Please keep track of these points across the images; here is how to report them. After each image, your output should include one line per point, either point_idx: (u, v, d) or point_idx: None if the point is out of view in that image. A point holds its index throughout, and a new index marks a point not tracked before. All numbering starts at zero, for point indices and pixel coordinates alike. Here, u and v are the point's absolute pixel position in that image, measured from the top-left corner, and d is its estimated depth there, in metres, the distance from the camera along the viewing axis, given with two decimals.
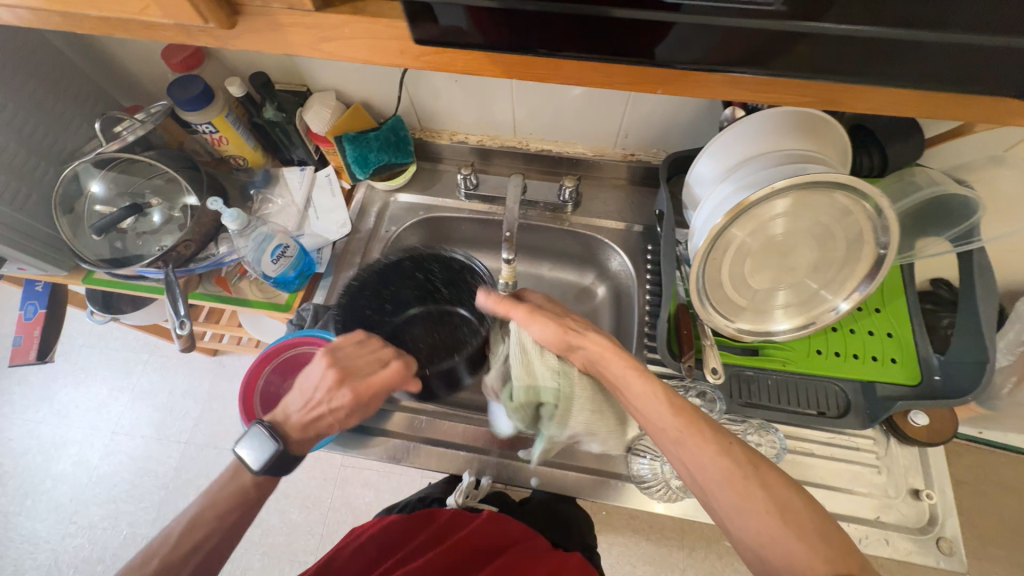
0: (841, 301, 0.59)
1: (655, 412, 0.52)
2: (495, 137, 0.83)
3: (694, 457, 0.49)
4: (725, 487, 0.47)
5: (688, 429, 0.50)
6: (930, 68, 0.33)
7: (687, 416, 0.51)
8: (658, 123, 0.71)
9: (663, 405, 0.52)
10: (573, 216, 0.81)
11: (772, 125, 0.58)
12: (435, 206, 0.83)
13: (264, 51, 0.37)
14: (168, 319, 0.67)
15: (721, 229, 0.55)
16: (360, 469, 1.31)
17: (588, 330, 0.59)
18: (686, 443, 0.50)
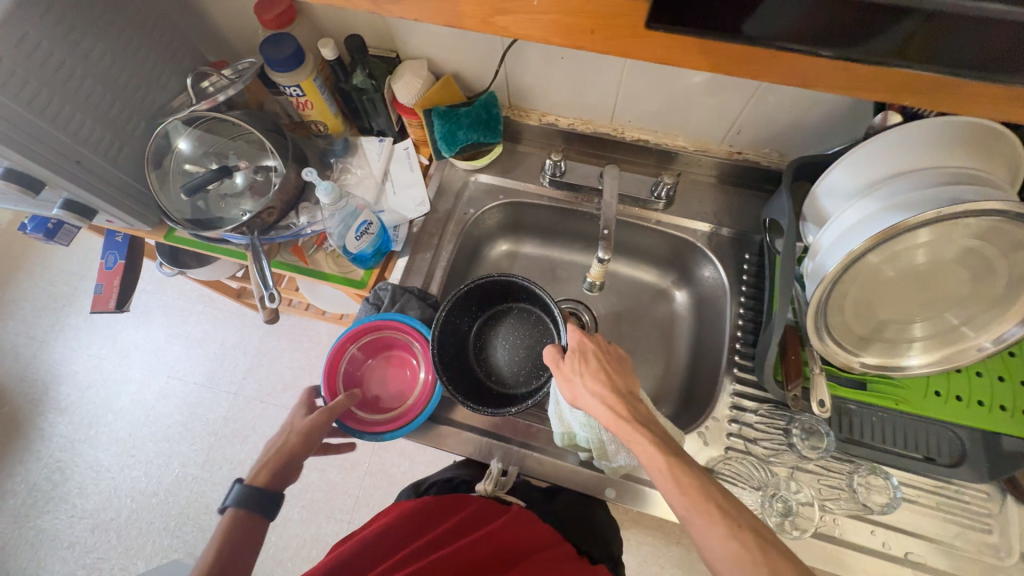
0: (985, 342, 0.52)
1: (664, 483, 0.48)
2: (588, 122, 0.77)
3: (702, 537, 0.45)
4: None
5: (696, 506, 0.46)
6: None
7: (699, 488, 0.47)
8: (780, 120, 0.64)
9: (669, 481, 0.48)
10: (663, 214, 0.76)
11: (935, 136, 0.50)
12: (515, 190, 0.79)
13: (428, 18, 0.33)
14: (256, 289, 0.67)
15: (859, 254, 0.49)
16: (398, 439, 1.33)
17: (594, 389, 0.56)
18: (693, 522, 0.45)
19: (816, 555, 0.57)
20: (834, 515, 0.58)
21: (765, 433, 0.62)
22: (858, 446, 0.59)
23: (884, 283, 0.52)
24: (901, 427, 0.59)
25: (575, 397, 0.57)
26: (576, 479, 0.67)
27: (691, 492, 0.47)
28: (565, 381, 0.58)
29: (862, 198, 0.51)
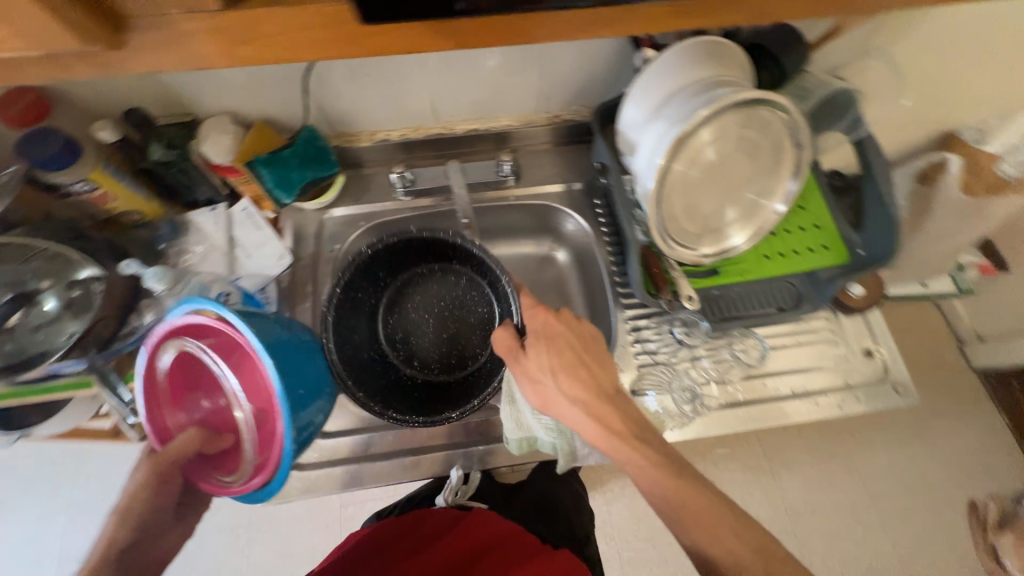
0: (778, 204, 0.65)
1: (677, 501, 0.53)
2: (417, 128, 0.79)
3: (688, 523, 0.53)
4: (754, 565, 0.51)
5: (683, 497, 0.53)
6: None
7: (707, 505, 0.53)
8: (574, 79, 0.73)
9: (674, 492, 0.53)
10: (516, 188, 0.81)
11: (685, 58, 0.61)
12: (375, 212, 0.79)
13: (178, 63, 0.38)
14: (114, 410, 0.65)
15: (664, 168, 0.58)
16: None
17: (575, 391, 0.58)
18: (679, 509, 0.53)
19: (732, 420, 0.67)
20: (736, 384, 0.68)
21: (665, 341, 0.70)
22: (731, 319, 0.69)
23: (694, 184, 0.62)
24: (753, 292, 0.71)
25: (536, 400, 0.59)
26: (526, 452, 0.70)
27: (703, 506, 0.53)
28: (535, 389, 0.59)
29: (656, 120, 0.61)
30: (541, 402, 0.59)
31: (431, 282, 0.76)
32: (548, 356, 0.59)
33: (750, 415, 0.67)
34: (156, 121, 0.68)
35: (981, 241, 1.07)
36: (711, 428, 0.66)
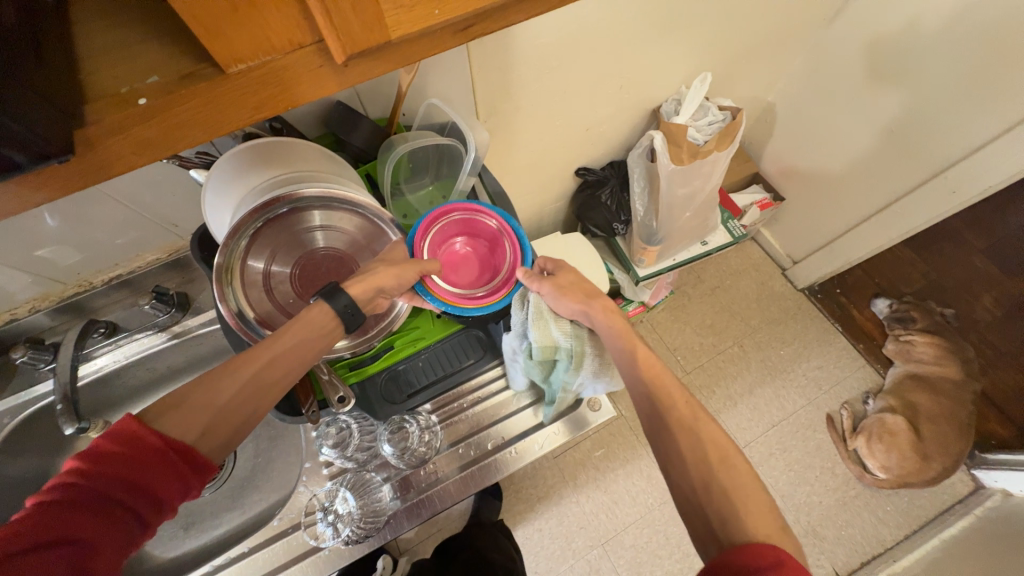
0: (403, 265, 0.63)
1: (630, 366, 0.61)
2: (46, 296, 0.72)
3: (686, 445, 0.54)
4: (668, 416, 0.56)
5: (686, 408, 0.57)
6: (331, 39, 0.28)
7: (653, 363, 0.61)
8: (180, 203, 0.69)
9: (630, 349, 0.62)
10: (190, 319, 0.77)
11: (234, 168, 0.57)
12: (19, 404, 0.70)
13: None
14: None
15: (233, 291, 0.56)
16: None
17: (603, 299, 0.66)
18: (683, 419, 0.56)
19: (433, 504, 0.67)
20: (452, 441, 0.70)
21: (350, 442, 0.68)
22: (417, 393, 0.68)
23: (290, 274, 0.60)
24: (437, 356, 0.69)
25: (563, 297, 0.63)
26: None
27: (686, 417, 0.56)
28: (565, 294, 0.63)
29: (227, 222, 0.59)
30: (562, 297, 0.63)
31: (465, 329, 0.69)
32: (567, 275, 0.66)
33: (458, 489, 0.68)
34: None
35: (710, 194, 1.16)
36: (409, 521, 0.65)
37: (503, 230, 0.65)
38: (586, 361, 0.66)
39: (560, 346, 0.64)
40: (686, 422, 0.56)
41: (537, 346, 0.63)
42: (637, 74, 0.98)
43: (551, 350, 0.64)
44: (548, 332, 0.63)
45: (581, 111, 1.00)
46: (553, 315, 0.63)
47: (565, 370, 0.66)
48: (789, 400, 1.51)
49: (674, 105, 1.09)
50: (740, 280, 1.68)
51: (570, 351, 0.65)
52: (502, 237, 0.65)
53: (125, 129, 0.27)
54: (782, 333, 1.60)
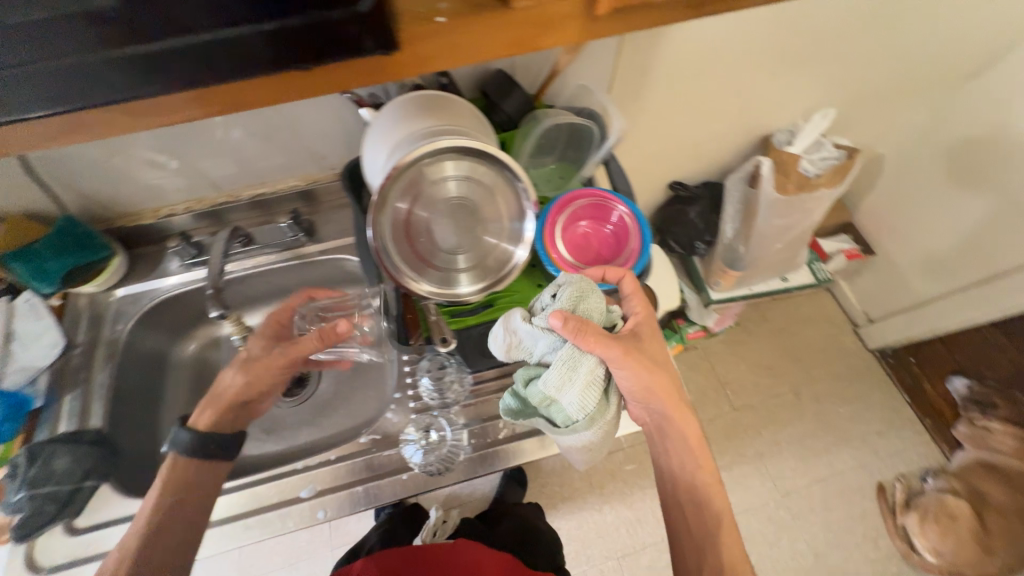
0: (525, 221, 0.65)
1: (680, 445, 0.67)
2: (201, 199, 0.81)
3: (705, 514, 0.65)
4: (696, 493, 0.66)
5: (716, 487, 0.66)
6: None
7: (698, 437, 0.68)
8: (337, 139, 0.76)
9: (685, 426, 0.66)
10: (312, 245, 0.83)
11: (401, 113, 0.63)
12: (166, 287, 0.79)
13: None
14: None
15: (381, 219, 0.60)
16: None
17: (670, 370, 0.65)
18: (711, 496, 0.66)
19: (508, 457, 0.69)
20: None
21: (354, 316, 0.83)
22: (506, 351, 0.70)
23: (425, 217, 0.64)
24: None
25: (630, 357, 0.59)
26: (345, 494, 0.66)
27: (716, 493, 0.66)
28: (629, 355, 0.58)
29: (381, 159, 0.64)
30: (624, 366, 0.58)
31: None
32: (646, 345, 0.62)
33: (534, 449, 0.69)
34: None
35: (806, 230, 1.14)
36: (484, 466, 0.68)
37: (629, 220, 0.66)
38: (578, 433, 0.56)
39: (561, 401, 0.54)
40: (711, 501, 0.65)
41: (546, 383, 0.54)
42: (760, 98, 0.98)
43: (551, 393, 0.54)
44: (562, 376, 0.53)
45: (696, 125, 1.01)
46: (585, 365, 0.54)
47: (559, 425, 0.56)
48: (840, 459, 1.44)
49: (788, 136, 1.08)
50: (808, 327, 1.63)
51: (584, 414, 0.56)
52: (629, 231, 0.66)
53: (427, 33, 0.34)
54: (843, 390, 1.54)
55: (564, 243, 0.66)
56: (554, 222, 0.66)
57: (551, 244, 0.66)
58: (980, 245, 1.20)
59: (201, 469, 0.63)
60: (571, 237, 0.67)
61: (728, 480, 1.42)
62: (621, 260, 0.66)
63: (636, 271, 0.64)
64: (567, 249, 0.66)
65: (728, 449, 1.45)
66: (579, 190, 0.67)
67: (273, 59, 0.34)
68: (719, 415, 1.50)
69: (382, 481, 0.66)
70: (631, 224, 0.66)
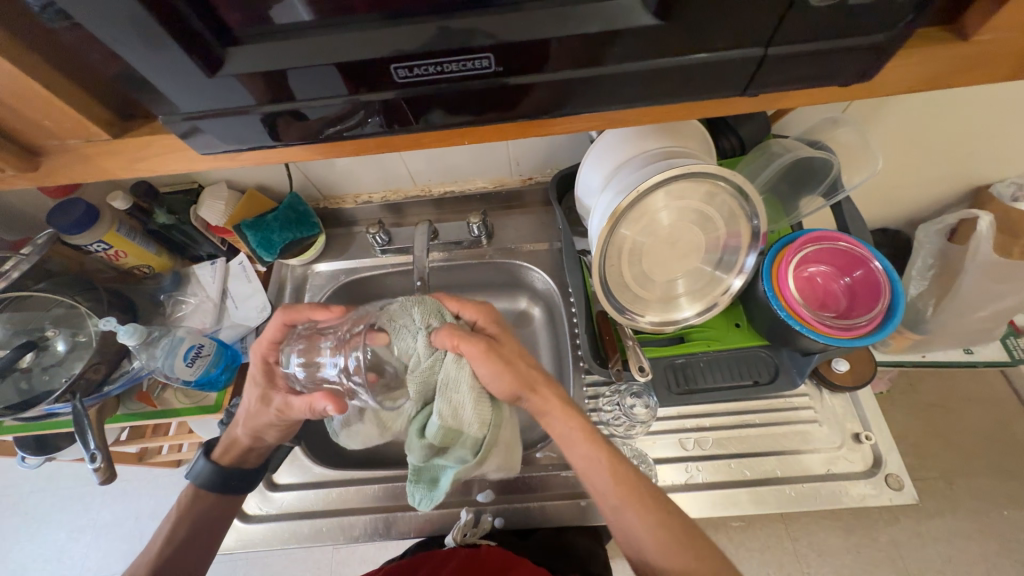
0: (747, 257, 0.61)
1: (567, 443, 0.57)
2: (397, 190, 0.85)
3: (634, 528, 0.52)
4: (615, 497, 0.54)
5: (627, 499, 0.53)
6: None
7: (587, 431, 0.57)
8: (541, 148, 0.76)
9: (564, 419, 0.57)
10: (490, 248, 0.84)
11: (632, 132, 0.62)
12: (355, 268, 0.85)
13: (168, 158, 0.42)
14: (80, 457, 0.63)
15: (608, 235, 0.57)
16: (356, 546, 1.13)
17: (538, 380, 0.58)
18: (624, 510, 0.53)
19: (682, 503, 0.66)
20: (725, 452, 0.65)
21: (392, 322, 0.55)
22: (696, 392, 0.65)
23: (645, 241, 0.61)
24: (724, 363, 0.66)
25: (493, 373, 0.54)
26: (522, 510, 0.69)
27: (630, 487, 0.54)
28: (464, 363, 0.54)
29: (601, 175, 0.63)
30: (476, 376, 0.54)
31: (762, 348, 0.66)
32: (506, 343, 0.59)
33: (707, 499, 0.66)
34: (165, 188, 0.78)
35: (1020, 302, 0.96)
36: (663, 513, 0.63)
37: (879, 281, 0.58)
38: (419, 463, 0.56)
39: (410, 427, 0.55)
40: (632, 496, 0.53)
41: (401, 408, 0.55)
42: (999, 145, 0.84)
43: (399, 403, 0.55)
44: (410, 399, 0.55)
45: (910, 167, 0.90)
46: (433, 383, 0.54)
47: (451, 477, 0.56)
48: (1000, 572, 1.22)
49: (1014, 189, 0.91)
50: (970, 409, 1.39)
51: (478, 442, 0.55)
52: (876, 291, 0.58)
53: (855, 73, 0.36)
54: (1013, 491, 1.29)
55: (792, 277, 0.60)
56: (790, 252, 0.61)
57: (777, 271, 0.60)
58: None
59: (208, 507, 0.64)
60: (799, 273, 0.62)
61: (852, 566, 1.24)
62: (852, 318, 0.58)
63: (869, 339, 0.56)
64: (793, 284, 0.60)
65: (857, 531, 1.27)
66: (831, 229, 0.60)
67: (702, 85, 0.36)
68: None
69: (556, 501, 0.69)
70: (879, 288, 0.58)
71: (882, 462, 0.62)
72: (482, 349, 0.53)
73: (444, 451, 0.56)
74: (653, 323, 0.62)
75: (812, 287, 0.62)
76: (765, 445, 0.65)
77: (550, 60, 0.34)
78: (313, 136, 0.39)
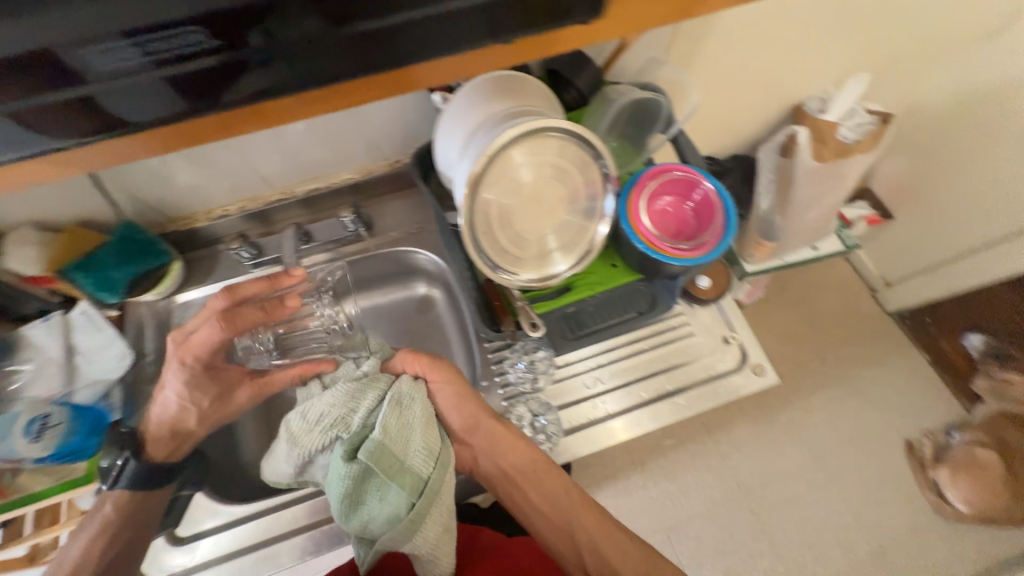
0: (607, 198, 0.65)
1: (528, 471, 0.65)
2: (254, 198, 0.78)
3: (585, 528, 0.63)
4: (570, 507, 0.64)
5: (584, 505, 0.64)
6: None
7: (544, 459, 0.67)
8: (397, 128, 0.74)
9: (524, 450, 0.66)
10: (371, 240, 0.82)
11: (476, 97, 0.62)
12: (227, 290, 0.78)
13: None
14: None
15: (471, 203, 0.58)
16: None
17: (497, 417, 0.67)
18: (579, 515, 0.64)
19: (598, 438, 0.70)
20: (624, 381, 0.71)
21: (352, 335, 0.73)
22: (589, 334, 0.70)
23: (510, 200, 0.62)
24: (607, 301, 0.72)
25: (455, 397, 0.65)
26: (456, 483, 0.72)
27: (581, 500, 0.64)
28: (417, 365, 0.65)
29: (456, 144, 0.63)
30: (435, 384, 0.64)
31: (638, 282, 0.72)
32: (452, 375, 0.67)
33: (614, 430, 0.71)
34: None
35: (839, 197, 1.15)
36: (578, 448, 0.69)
37: (713, 200, 0.66)
38: (342, 495, 0.54)
39: (338, 462, 0.55)
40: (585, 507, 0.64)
41: (332, 439, 0.56)
42: (797, 67, 0.98)
43: (321, 433, 0.56)
44: (350, 423, 0.57)
45: (737, 96, 1.01)
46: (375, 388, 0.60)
47: (376, 525, 0.55)
48: (867, 419, 1.49)
49: (819, 104, 1.07)
50: (828, 295, 1.66)
51: (420, 485, 0.56)
52: (713, 208, 0.66)
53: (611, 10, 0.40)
54: (866, 353, 1.58)
55: (646, 212, 0.66)
56: (640, 191, 0.66)
57: (633, 210, 0.66)
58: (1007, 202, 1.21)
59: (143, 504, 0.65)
60: (652, 207, 0.67)
61: (764, 448, 1.44)
62: (701, 237, 0.66)
63: (716, 252, 0.64)
64: (649, 219, 0.67)
65: (763, 418, 1.47)
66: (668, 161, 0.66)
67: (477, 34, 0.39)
68: None
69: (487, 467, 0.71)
70: (714, 207, 0.66)
71: (747, 355, 0.72)
72: (437, 366, 0.65)
73: (370, 489, 0.55)
74: (535, 279, 0.64)
75: (666, 215, 0.68)
76: (655, 366, 0.72)
77: (318, 22, 0.35)
78: (106, 134, 0.38)
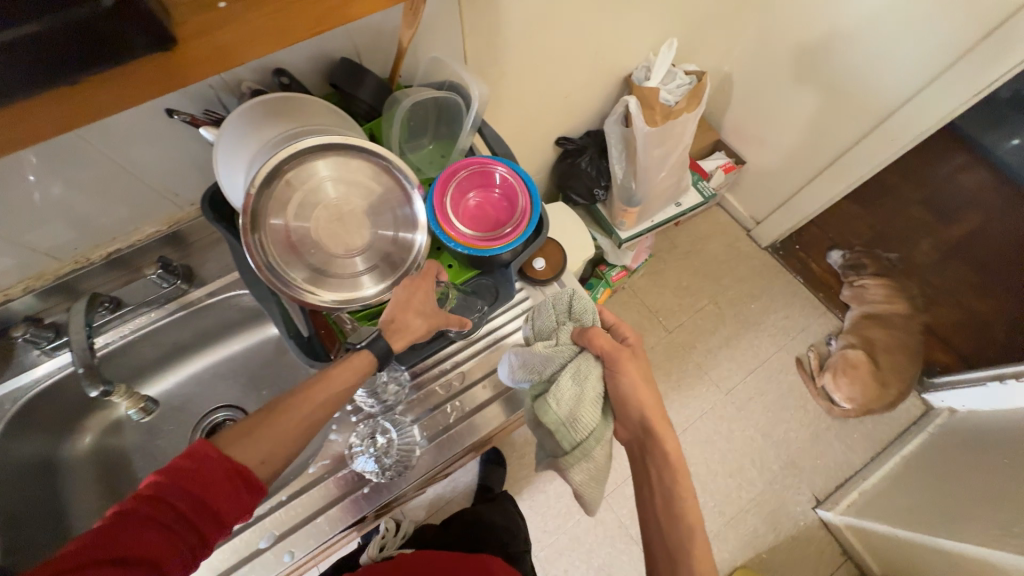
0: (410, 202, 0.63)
1: (665, 477, 0.64)
2: (40, 275, 0.69)
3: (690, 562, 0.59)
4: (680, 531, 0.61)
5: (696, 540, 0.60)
6: None
7: (683, 469, 0.64)
8: (187, 169, 0.69)
9: (672, 452, 0.64)
10: (196, 291, 0.77)
11: (245, 125, 0.58)
12: (30, 383, 0.69)
13: None
14: None
15: (257, 240, 0.56)
16: None
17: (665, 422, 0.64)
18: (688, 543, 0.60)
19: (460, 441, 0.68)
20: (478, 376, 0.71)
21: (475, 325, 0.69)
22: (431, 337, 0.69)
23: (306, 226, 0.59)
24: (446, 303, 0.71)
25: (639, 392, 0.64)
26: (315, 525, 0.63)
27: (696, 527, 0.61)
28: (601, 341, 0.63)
29: (239, 179, 0.59)
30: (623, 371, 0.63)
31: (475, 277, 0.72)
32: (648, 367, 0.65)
33: (475, 427, 0.69)
34: None
35: (682, 155, 1.24)
36: (445, 454, 0.67)
37: (515, 180, 0.68)
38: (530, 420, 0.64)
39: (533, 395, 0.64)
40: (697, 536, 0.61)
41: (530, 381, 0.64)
42: (608, 42, 1.03)
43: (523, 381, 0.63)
44: (544, 376, 0.63)
45: (562, 78, 1.05)
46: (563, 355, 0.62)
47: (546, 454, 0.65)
48: (763, 348, 1.63)
49: (644, 72, 1.14)
50: (710, 243, 1.78)
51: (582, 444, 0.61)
52: (516, 189, 0.68)
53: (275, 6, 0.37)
54: (752, 288, 1.72)
55: (456, 215, 0.68)
56: (443, 199, 0.68)
57: (444, 215, 0.67)
58: (823, 131, 1.35)
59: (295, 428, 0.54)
60: (463, 208, 0.69)
61: (679, 397, 1.54)
62: (516, 218, 0.68)
63: (530, 230, 0.67)
64: (463, 221, 0.68)
65: (673, 370, 1.57)
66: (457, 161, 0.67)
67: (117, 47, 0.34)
68: (658, 341, 1.62)
69: (348, 498, 0.64)
70: (517, 187, 0.68)
71: None
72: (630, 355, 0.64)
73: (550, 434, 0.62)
74: (351, 301, 0.62)
75: (480, 210, 0.70)
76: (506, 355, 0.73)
77: None
78: None
